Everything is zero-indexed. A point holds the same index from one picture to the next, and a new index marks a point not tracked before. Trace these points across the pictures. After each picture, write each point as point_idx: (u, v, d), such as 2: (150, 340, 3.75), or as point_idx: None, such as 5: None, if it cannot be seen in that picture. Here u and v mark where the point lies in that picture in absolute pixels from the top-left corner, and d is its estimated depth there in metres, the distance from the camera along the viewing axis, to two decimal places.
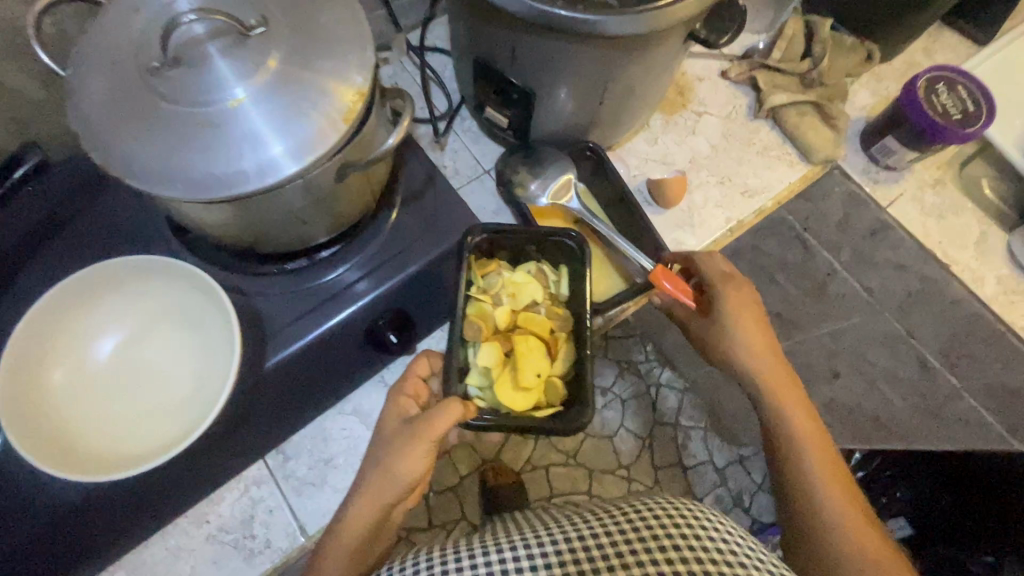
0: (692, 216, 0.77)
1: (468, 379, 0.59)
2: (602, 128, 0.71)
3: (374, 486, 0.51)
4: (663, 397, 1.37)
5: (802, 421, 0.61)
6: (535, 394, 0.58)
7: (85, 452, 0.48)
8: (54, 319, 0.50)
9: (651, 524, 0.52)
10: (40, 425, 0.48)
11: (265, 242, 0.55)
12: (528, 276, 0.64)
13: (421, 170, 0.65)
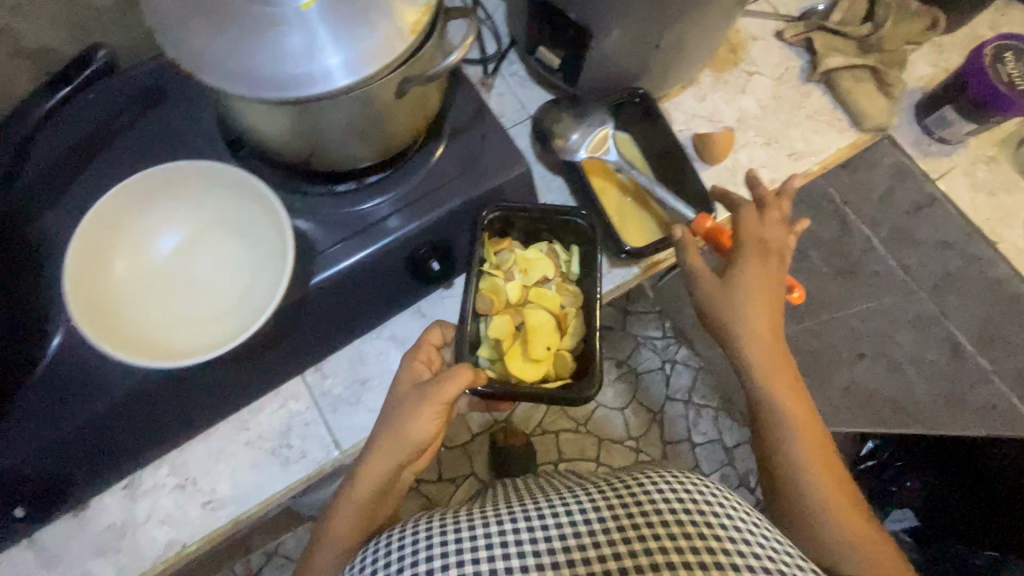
0: (735, 174, 0.76)
1: (481, 350, 0.63)
2: (653, 75, 0.70)
3: (384, 446, 0.54)
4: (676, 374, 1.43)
5: (791, 405, 0.58)
6: (546, 365, 0.62)
7: (142, 340, 0.51)
8: (121, 212, 0.52)
9: (658, 501, 0.48)
10: (102, 309, 0.50)
11: (318, 158, 0.56)
12: (540, 253, 0.67)
13: (470, 105, 0.65)
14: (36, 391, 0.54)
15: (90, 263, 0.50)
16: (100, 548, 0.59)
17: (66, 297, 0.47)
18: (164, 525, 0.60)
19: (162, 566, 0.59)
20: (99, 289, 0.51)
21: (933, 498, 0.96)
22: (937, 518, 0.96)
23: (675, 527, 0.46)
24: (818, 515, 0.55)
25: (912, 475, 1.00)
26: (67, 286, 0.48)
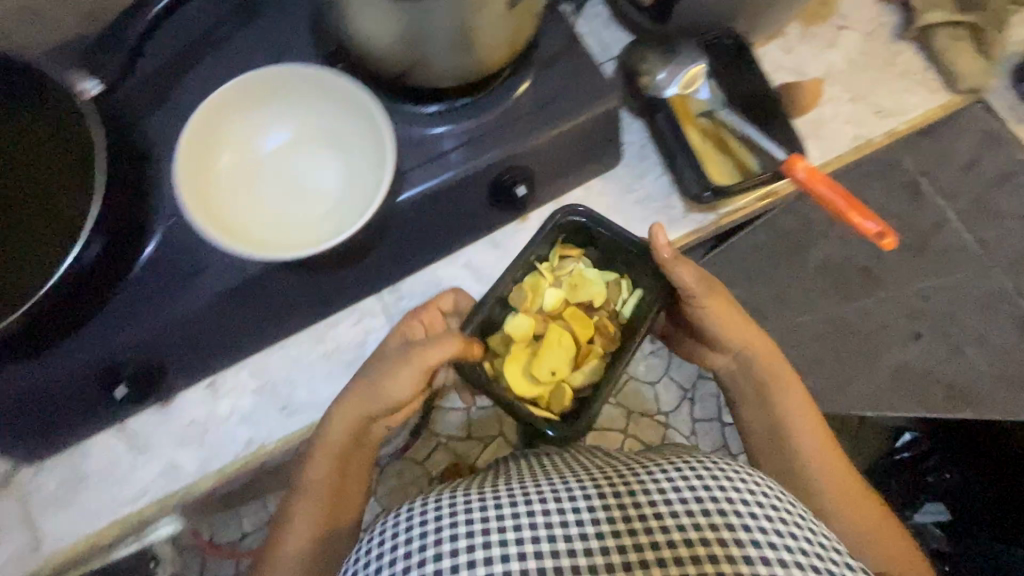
0: (819, 128, 0.74)
1: (490, 337, 0.64)
2: (748, 16, 0.68)
3: (359, 398, 0.59)
4: None
5: (792, 411, 0.67)
6: (545, 390, 0.63)
7: (237, 233, 0.52)
8: (230, 108, 0.53)
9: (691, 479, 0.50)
10: (204, 199, 0.52)
11: (419, 72, 0.56)
12: (600, 277, 0.66)
13: (561, 35, 0.63)
14: (135, 282, 0.55)
15: (197, 154, 0.52)
16: (184, 441, 0.62)
17: (174, 182, 0.49)
18: (244, 424, 0.62)
19: (241, 463, 0.62)
20: (202, 181, 0.52)
21: (970, 490, 0.98)
22: (961, 503, 1.00)
23: (708, 503, 0.48)
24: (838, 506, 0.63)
25: (952, 466, 1.01)
26: (176, 173, 0.50)
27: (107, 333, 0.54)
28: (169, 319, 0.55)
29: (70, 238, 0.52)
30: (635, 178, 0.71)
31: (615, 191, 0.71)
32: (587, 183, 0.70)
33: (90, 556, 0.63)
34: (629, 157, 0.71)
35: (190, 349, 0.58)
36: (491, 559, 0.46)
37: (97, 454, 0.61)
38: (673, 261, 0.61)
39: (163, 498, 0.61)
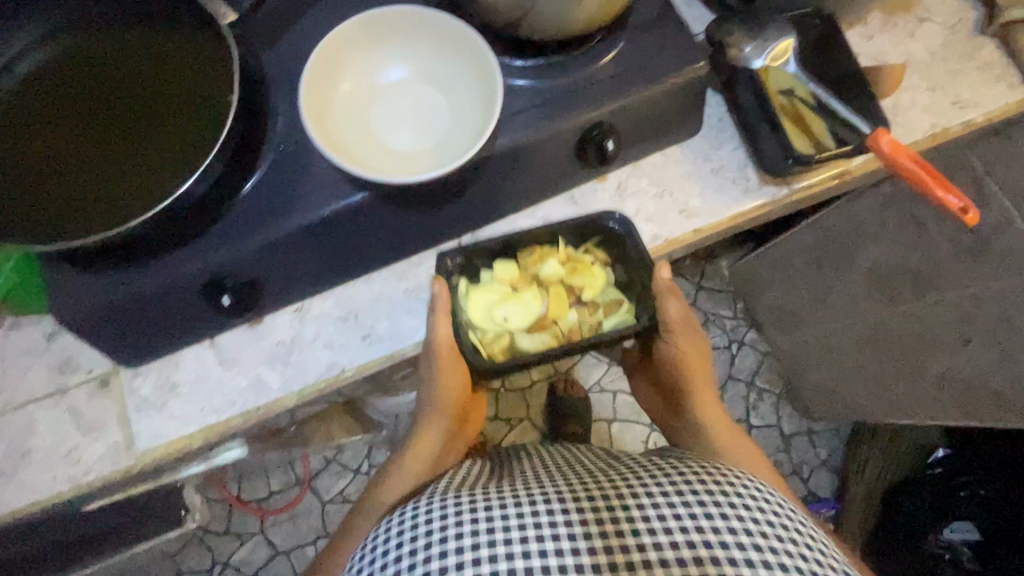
0: (895, 113, 0.76)
1: (483, 269, 0.70)
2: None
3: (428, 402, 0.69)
4: (742, 355, 1.56)
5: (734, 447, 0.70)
6: (485, 336, 0.67)
7: (343, 151, 0.56)
8: (357, 40, 0.58)
9: (682, 491, 0.56)
10: (321, 116, 0.56)
11: (527, 23, 0.58)
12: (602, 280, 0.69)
13: (655, 5, 0.66)
14: (245, 201, 0.58)
15: (322, 75, 0.57)
16: (271, 360, 0.65)
17: (300, 102, 0.53)
18: (327, 349, 0.66)
19: (321, 386, 0.65)
20: (322, 100, 0.57)
21: (1001, 508, 1.12)
22: (991, 522, 1.14)
23: (697, 509, 0.54)
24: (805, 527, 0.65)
25: (984, 483, 1.15)
26: (300, 95, 0.54)
27: (210, 244, 0.57)
28: (273, 238, 0.57)
29: (192, 151, 0.55)
30: (713, 150, 0.74)
31: (693, 161, 0.73)
32: (664, 152, 0.73)
33: (172, 463, 0.66)
34: (707, 130, 0.74)
35: (287, 270, 0.62)
36: (496, 558, 0.52)
37: (188, 365, 0.65)
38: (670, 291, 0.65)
39: (246, 412, 0.64)
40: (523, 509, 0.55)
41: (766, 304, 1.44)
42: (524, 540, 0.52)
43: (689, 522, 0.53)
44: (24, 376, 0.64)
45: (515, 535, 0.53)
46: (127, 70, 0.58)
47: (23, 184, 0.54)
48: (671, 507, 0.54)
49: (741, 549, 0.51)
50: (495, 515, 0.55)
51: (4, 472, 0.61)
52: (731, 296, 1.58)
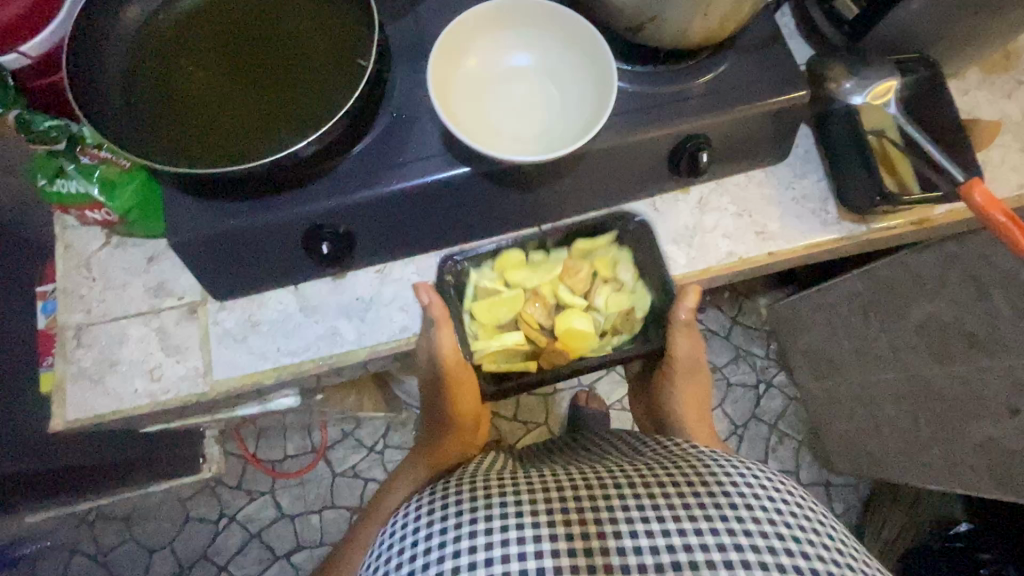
0: (983, 169, 0.76)
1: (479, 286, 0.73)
2: (944, 46, 0.71)
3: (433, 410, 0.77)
4: (771, 397, 1.54)
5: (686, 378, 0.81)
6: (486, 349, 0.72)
7: (452, 114, 0.61)
8: (497, 24, 0.63)
9: (656, 482, 0.56)
10: (443, 78, 0.61)
11: (648, 30, 0.62)
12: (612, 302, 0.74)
13: (764, 30, 0.69)
14: (355, 159, 0.61)
15: (455, 43, 0.62)
16: (347, 313, 0.68)
17: (429, 80, 0.58)
18: (403, 311, 0.69)
19: (393, 345, 0.68)
20: (448, 66, 0.62)
21: None
22: None
23: (674, 498, 0.53)
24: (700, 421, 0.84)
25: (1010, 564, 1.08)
26: (429, 74, 0.59)
27: (317, 196, 0.60)
28: (378, 195, 0.60)
29: (323, 106, 0.59)
30: (797, 178, 0.75)
31: (776, 186, 0.75)
32: (749, 174, 0.75)
33: (238, 396, 0.70)
34: (793, 158, 0.76)
35: (380, 230, 0.65)
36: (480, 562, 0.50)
37: (271, 307, 0.68)
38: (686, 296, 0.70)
39: (318, 359, 0.67)
40: (499, 508, 0.54)
41: (802, 349, 1.43)
42: (501, 541, 0.51)
43: (667, 513, 0.52)
44: (120, 292, 0.68)
45: (494, 537, 0.51)
46: (269, 22, 0.62)
47: (165, 112, 0.58)
48: (648, 499, 0.54)
49: (719, 533, 0.51)
50: (471, 514, 0.54)
51: (91, 377, 0.65)
52: (767, 335, 1.57)
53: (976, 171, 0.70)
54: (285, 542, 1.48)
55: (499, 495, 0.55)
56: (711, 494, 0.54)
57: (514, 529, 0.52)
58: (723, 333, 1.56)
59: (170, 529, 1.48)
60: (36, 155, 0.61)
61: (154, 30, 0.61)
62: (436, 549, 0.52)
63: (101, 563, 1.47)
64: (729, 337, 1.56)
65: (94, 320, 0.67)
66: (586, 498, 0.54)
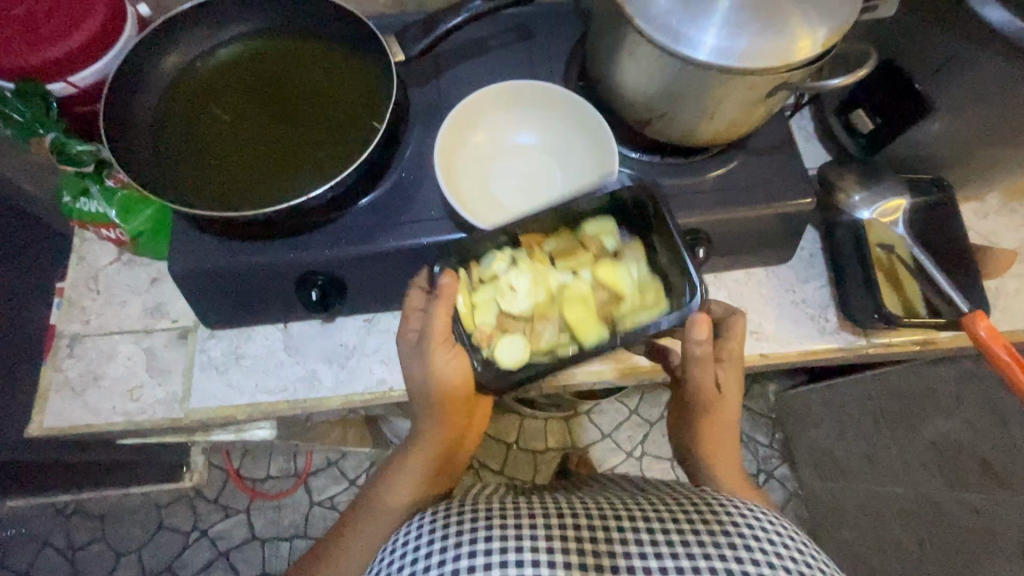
0: (997, 296, 0.73)
1: (478, 277, 0.60)
2: (961, 172, 0.70)
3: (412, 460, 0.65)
4: (769, 490, 1.46)
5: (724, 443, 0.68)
6: (480, 332, 0.59)
7: (455, 180, 0.64)
8: (513, 103, 0.67)
9: (663, 515, 0.51)
10: (453, 147, 0.65)
11: (657, 125, 0.63)
12: (633, 269, 0.61)
13: (777, 134, 0.69)
14: (357, 213, 0.63)
15: (470, 116, 0.66)
16: (330, 357, 0.69)
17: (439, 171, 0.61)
18: (382, 364, 0.69)
19: (367, 397, 0.68)
20: (460, 136, 0.66)
21: None
22: None
23: (688, 535, 0.49)
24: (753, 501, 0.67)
25: None
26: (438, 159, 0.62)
27: (312, 246, 0.61)
28: (373, 251, 0.62)
29: (332, 162, 0.62)
30: (799, 282, 0.74)
31: (777, 287, 0.74)
32: (750, 270, 0.75)
33: (212, 425, 0.70)
34: (797, 261, 0.75)
35: (372, 283, 0.66)
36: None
37: (257, 342, 0.69)
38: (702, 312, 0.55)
39: (293, 401, 0.67)
40: (499, 529, 0.49)
41: (806, 445, 1.36)
42: (499, 562, 0.47)
43: (679, 550, 0.48)
44: (120, 308, 0.70)
45: (489, 558, 0.47)
46: (298, 79, 0.66)
47: (186, 152, 0.62)
48: (661, 533, 0.49)
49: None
50: (472, 532, 0.50)
51: (75, 389, 0.67)
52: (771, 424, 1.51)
53: (984, 302, 0.67)
54: (251, 566, 1.44)
55: (496, 511, 0.52)
56: (717, 531, 0.49)
57: (511, 553, 0.47)
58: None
59: (141, 534, 1.47)
60: (64, 173, 0.66)
61: (190, 77, 0.66)
62: (433, 565, 0.49)
63: (69, 559, 1.45)
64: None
65: (89, 332, 0.69)
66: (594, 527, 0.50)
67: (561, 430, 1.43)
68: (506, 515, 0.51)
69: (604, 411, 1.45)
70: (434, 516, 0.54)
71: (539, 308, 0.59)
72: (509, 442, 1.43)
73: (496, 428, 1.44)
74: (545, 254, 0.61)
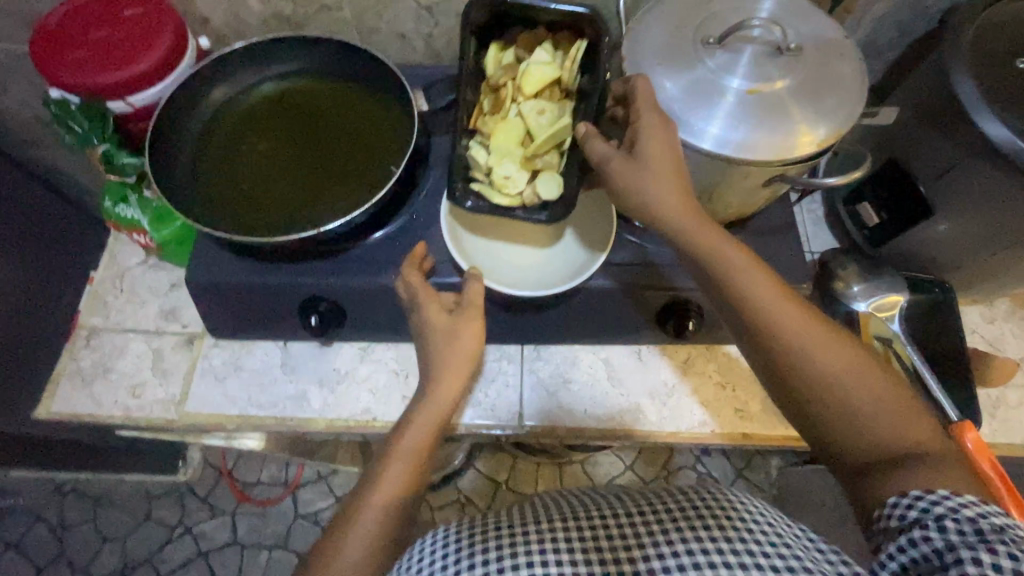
0: (998, 406, 0.71)
1: (478, 175, 0.59)
2: (966, 275, 0.70)
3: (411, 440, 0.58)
4: None
5: (806, 338, 0.53)
6: (517, 197, 0.58)
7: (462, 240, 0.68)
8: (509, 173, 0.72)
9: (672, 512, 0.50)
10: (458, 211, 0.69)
11: None
12: (538, 58, 0.60)
13: (780, 216, 0.71)
14: (367, 247, 0.67)
15: None
16: (321, 380, 0.72)
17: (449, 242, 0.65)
18: (370, 393, 0.72)
19: (351, 424, 0.70)
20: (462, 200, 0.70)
21: None
22: None
23: (690, 532, 0.47)
24: (873, 399, 0.51)
25: None
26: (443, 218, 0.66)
27: (321, 273, 0.65)
28: (373, 284, 0.65)
29: (347, 198, 0.66)
30: None
31: None
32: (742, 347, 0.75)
33: (204, 430, 0.73)
34: None
35: (371, 316, 0.70)
36: None
37: (257, 356, 0.73)
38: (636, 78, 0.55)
39: (281, 417, 0.70)
40: (521, 541, 0.49)
41: None
42: (526, 562, 0.47)
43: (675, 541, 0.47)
44: (138, 308, 0.76)
45: (516, 560, 0.47)
46: (328, 117, 0.72)
47: (220, 175, 0.67)
48: (662, 530, 0.48)
49: None
50: (498, 542, 0.49)
51: (84, 378, 0.71)
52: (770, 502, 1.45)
53: (979, 411, 0.66)
54: (228, 570, 1.45)
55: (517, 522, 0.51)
56: (720, 527, 0.48)
57: (532, 557, 0.47)
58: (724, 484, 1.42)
59: (130, 521, 1.50)
60: (109, 182, 0.73)
61: (231, 109, 0.72)
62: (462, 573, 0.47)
63: (58, 536, 1.49)
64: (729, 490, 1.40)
65: (107, 327, 0.74)
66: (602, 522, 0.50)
67: (551, 476, 1.42)
68: (524, 525, 0.51)
69: (598, 463, 1.43)
70: (455, 529, 0.52)
71: (532, 151, 0.58)
72: (498, 481, 1.42)
73: (487, 466, 1.43)
74: (485, 123, 0.60)
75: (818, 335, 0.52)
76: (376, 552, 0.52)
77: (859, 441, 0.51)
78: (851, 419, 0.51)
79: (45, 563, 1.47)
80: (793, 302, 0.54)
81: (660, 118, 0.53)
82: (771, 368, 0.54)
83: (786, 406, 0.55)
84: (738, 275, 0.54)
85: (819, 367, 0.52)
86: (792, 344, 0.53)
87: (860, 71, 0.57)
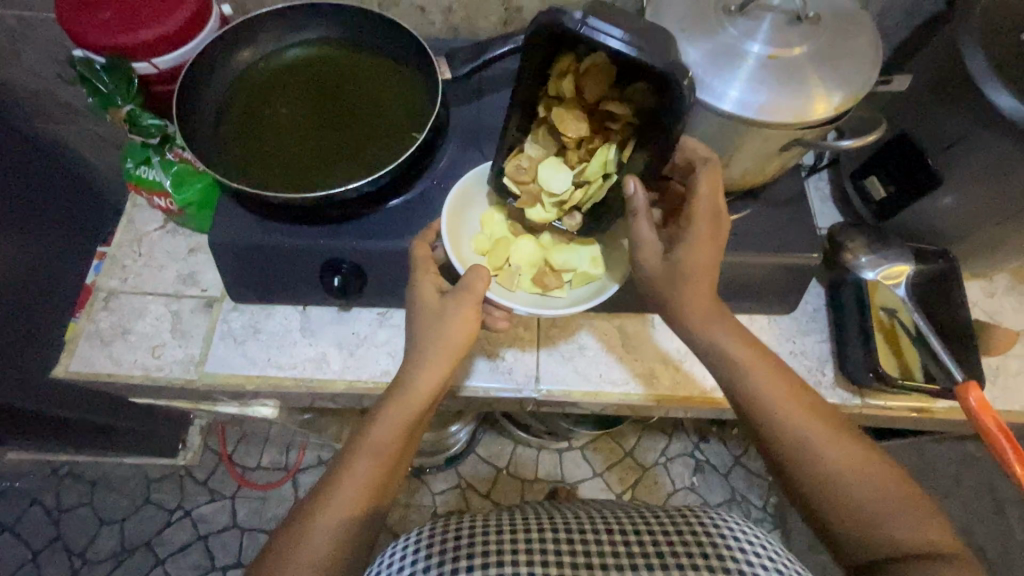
0: (997, 375, 0.74)
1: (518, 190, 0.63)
2: (969, 247, 0.72)
3: (363, 468, 0.57)
4: None
5: (803, 422, 0.57)
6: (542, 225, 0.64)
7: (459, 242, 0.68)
8: None
9: (672, 541, 0.54)
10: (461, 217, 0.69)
11: None
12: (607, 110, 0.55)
13: (791, 187, 0.73)
14: (388, 212, 0.68)
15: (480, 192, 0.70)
16: (340, 344, 0.73)
17: (441, 230, 0.64)
18: (388, 357, 0.73)
19: (369, 386, 0.71)
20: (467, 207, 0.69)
21: None
22: None
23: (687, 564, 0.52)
24: (866, 484, 0.54)
25: None
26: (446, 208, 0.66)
27: (342, 235, 0.66)
28: (398, 247, 0.66)
29: (366, 162, 0.67)
30: (799, 333, 0.76)
31: (777, 335, 0.76)
32: (752, 316, 0.77)
33: (221, 394, 0.73)
34: (800, 313, 0.77)
35: (392, 280, 0.70)
36: None
37: (276, 320, 0.74)
38: (710, 177, 0.58)
39: (300, 378, 0.71)
40: (506, 554, 0.53)
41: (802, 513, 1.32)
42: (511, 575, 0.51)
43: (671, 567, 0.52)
44: (156, 271, 0.76)
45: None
46: (349, 83, 0.73)
47: (243, 137, 0.68)
48: (659, 557, 0.53)
49: None
50: (484, 557, 0.53)
51: (103, 339, 0.72)
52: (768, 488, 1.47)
53: (982, 378, 0.68)
54: (227, 554, 1.44)
55: (505, 532, 0.55)
56: (719, 559, 0.52)
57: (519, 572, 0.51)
58: (722, 471, 1.42)
59: (128, 504, 1.49)
60: (132, 145, 0.75)
61: (254, 72, 0.73)
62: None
63: (54, 520, 1.48)
64: (728, 477, 1.41)
65: (124, 290, 0.75)
66: (599, 551, 0.54)
67: (552, 461, 1.43)
68: (516, 531, 0.55)
69: (598, 448, 1.44)
70: (433, 533, 0.56)
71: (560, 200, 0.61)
72: (499, 467, 1.42)
73: (488, 451, 1.44)
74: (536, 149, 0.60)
75: (820, 430, 0.56)
76: (336, 555, 0.54)
77: (853, 522, 0.53)
78: (855, 514, 0.53)
79: (41, 546, 1.45)
80: (793, 388, 0.59)
81: (714, 226, 0.58)
82: (771, 452, 0.58)
83: (786, 488, 0.58)
84: (737, 357, 0.59)
85: (821, 461, 0.55)
86: (786, 430, 0.57)
87: (875, 41, 0.59)
